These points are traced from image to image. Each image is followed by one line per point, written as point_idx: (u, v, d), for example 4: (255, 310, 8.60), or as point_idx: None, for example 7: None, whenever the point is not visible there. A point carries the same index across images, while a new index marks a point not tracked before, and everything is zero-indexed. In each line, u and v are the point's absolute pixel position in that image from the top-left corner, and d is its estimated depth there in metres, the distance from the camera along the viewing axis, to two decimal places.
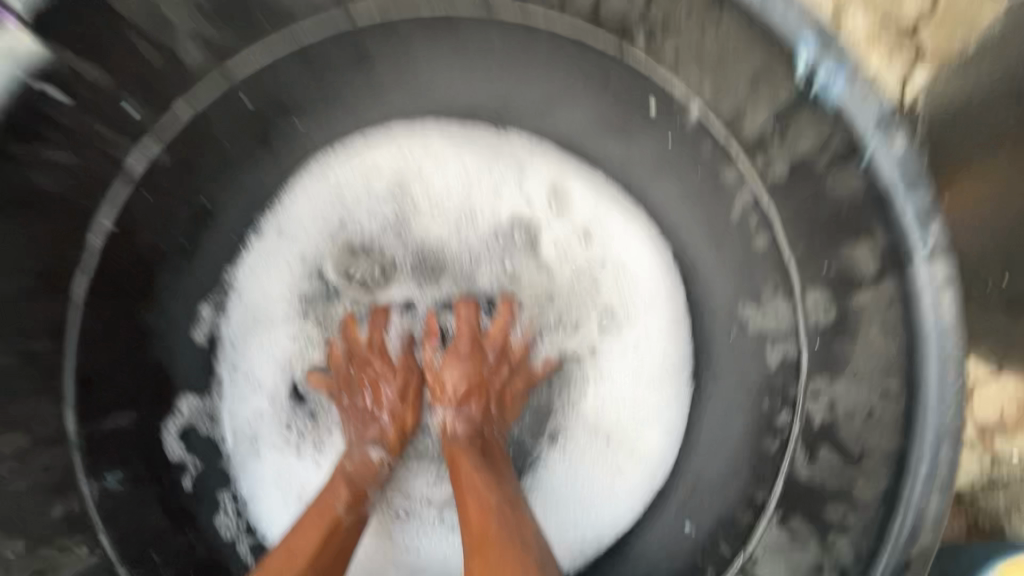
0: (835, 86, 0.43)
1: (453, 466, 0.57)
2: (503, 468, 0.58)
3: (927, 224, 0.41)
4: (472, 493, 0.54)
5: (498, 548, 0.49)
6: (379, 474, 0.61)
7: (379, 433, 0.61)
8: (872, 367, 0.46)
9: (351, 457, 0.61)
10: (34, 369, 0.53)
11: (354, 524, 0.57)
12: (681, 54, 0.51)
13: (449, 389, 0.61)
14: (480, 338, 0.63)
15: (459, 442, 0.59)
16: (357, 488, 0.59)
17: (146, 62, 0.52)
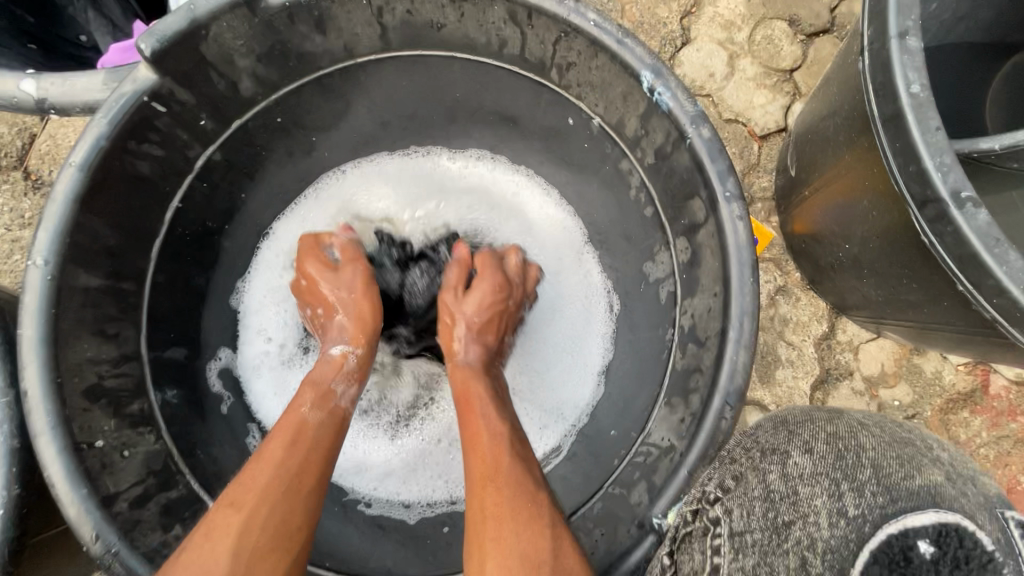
0: (666, 96, 0.65)
1: (469, 404, 0.73)
2: (508, 412, 0.74)
3: (726, 178, 0.63)
4: (487, 431, 0.69)
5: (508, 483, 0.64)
6: (342, 365, 0.77)
7: (339, 333, 0.79)
8: (709, 280, 0.67)
9: (321, 358, 0.78)
10: (122, 305, 0.72)
11: (321, 419, 0.70)
12: (581, 81, 0.75)
13: (467, 317, 0.81)
14: (506, 284, 0.84)
15: (473, 383, 0.75)
16: (321, 384, 0.74)
17: (216, 88, 0.73)
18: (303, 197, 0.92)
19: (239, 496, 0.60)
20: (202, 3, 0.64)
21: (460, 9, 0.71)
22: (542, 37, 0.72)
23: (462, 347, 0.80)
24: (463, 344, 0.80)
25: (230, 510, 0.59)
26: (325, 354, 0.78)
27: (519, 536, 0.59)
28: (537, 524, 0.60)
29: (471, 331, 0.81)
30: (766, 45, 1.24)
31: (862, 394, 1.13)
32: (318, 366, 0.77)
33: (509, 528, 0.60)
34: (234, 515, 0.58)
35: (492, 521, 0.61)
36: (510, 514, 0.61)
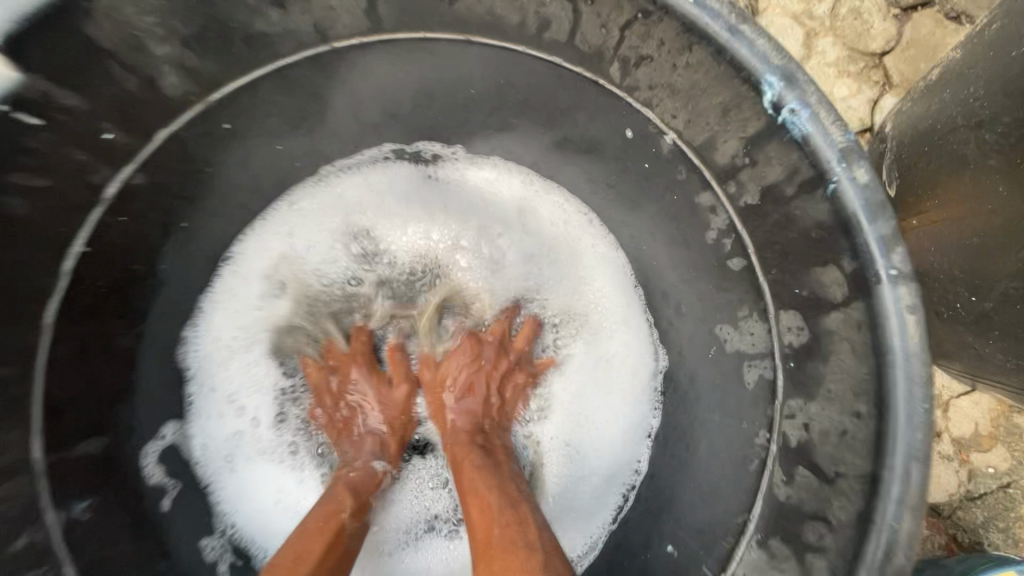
0: (803, 117, 0.43)
1: (459, 474, 0.58)
2: (509, 472, 0.58)
3: (891, 249, 0.42)
4: (472, 495, 0.55)
5: (501, 553, 0.48)
6: (381, 483, 0.62)
7: (377, 445, 0.64)
8: (842, 389, 0.47)
9: (354, 468, 0.61)
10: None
11: (355, 535, 0.56)
12: (655, 83, 0.53)
13: (443, 386, 0.66)
14: (478, 342, 0.67)
15: (459, 449, 0.60)
16: (361, 495, 0.58)
17: (123, 87, 0.50)
18: (275, 210, 0.67)
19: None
20: None
21: None
22: (605, 18, 0.48)
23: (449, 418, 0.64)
24: (448, 414, 0.64)
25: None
26: (365, 463, 0.62)
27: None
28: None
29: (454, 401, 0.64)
30: (851, 20, 1.00)
31: (950, 459, 0.95)
32: (351, 475, 0.61)
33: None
34: None
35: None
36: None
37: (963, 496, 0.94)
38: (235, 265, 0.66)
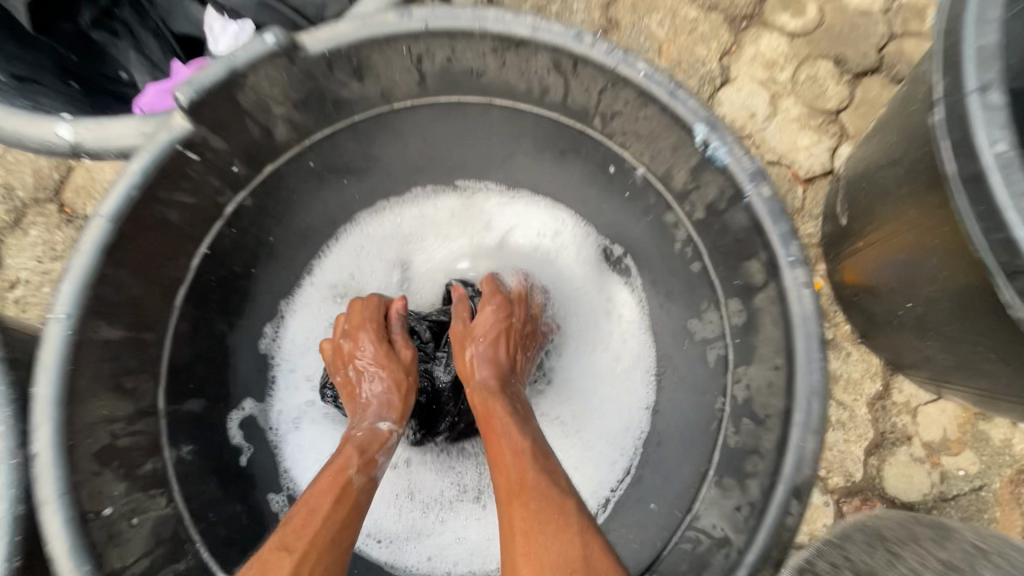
0: (721, 151, 0.61)
1: (489, 418, 0.71)
2: (529, 423, 0.71)
3: (789, 242, 0.58)
4: (508, 443, 0.67)
5: (535, 495, 0.62)
6: (386, 441, 0.74)
7: (383, 408, 0.77)
8: (767, 350, 0.62)
9: (361, 429, 0.74)
10: (143, 357, 0.69)
11: (364, 483, 0.69)
12: (625, 130, 0.72)
13: (472, 338, 0.78)
14: (507, 303, 0.80)
15: (491, 400, 0.72)
16: (367, 453, 0.71)
17: (250, 134, 0.71)
18: (352, 228, 0.90)
19: (291, 541, 0.59)
20: (242, 54, 0.63)
21: (502, 58, 0.68)
22: (587, 86, 0.68)
23: (474, 367, 0.76)
24: (475, 363, 0.76)
25: (283, 554, 0.58)
26: (368, 425, 0.75)
27: (550, 549, 0.57)
28: (568, 535, 0.57)
29: (483, 351, 0.77)
30: (810, 85, 1.22)
31: (923, 462, 1.04)
32: (358, 435, 0.73)
33: (541, 541, 0.58)
34: (288, 559, 0.58)
35: (522, 537, 0.59)
36: (539, 527, 0.59)
37: (936, 496, 1.03)
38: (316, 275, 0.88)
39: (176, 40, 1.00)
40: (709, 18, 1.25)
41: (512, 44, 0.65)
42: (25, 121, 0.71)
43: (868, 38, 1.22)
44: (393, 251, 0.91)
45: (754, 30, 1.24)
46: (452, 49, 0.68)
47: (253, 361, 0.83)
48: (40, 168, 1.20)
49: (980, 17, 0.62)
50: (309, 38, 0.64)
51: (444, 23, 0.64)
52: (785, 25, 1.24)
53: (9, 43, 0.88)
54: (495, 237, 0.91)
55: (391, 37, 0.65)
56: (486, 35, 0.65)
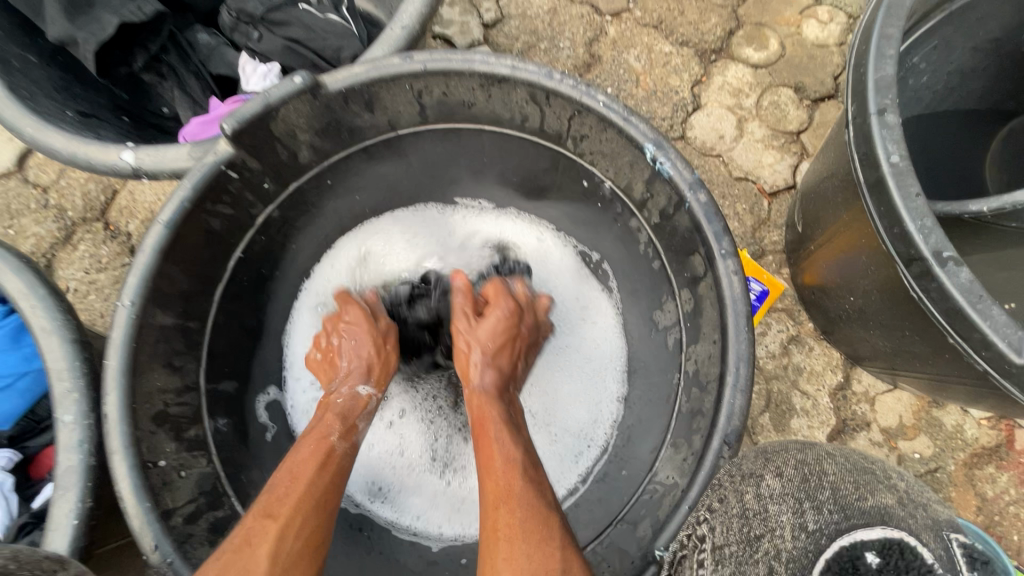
0: (667, 165, 0.74)
1: (485, 426, 0.80)
2: (521, 435, 0.80)
3: (721, 238, 0.70)
4: (502, 453, 0.76)
5: (521, 503, 0.70)
6: (366, 406, 0.86)
7: (364, 373, 0.87)
8: (709, 328, 0.74)
9: (342, 392, 0.85)
10: (188, 341, 0.82)
11: (345, 448, 0.80)
12: (593, 150, 0.85)
13: (480, 343, 0.87)
14: (517, 312, 0.90)
15: (488, 408, 0.82)
16: (348, 420, 0.82)
17: (280, 157, 0.85)
18: (358, 229, 1.04)
19: (275, 509, 0.69)
20: (275, 91, 0.77)
21: (488, 91, 0.82)
22: (559, 114, 0.82)
23: (477, 372, 0.86)
24: (477, 371, 0.86)
25: (269, 522, 0.68)
26: (350, 391, 0.86)
27: (529, 557, 0.64)
28: (548, 547, 0.65)
29: (487, 359, 0.86)
30: (773, 110, 1.36)
31: (881, 445, 1.14)
32: (341, 402, 0.84)
33: (520, 549, 0.65)
34: (272, 524, 0.67)
35: (504, 542, 0.67)
36: (523, 535, 0.66)
37: None
38: (326, 265, 1.02)
39: (213, 79, 1.16)
40: (681, 52, 1.41)
41: (495, 81, 0.80)
42: (94, 149, 0.86)
43: (824, 68, 1.37)
44: (398, 253, 1.04)
45: (721, 62, 1.40)
46: (447, 85, 0.82)
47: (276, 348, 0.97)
48: (89, 192, 1.37)
49: (880, 53, 0.74)
50: (329, 78, 0.79)
51: (439, 65, 0.78)
52: (749, 58, 1.39)
53: (75, 86, 1.06)
54: (484, 246, 1.06)
55: (396, 76, 0.79)
56: (474, 73, 0.79)
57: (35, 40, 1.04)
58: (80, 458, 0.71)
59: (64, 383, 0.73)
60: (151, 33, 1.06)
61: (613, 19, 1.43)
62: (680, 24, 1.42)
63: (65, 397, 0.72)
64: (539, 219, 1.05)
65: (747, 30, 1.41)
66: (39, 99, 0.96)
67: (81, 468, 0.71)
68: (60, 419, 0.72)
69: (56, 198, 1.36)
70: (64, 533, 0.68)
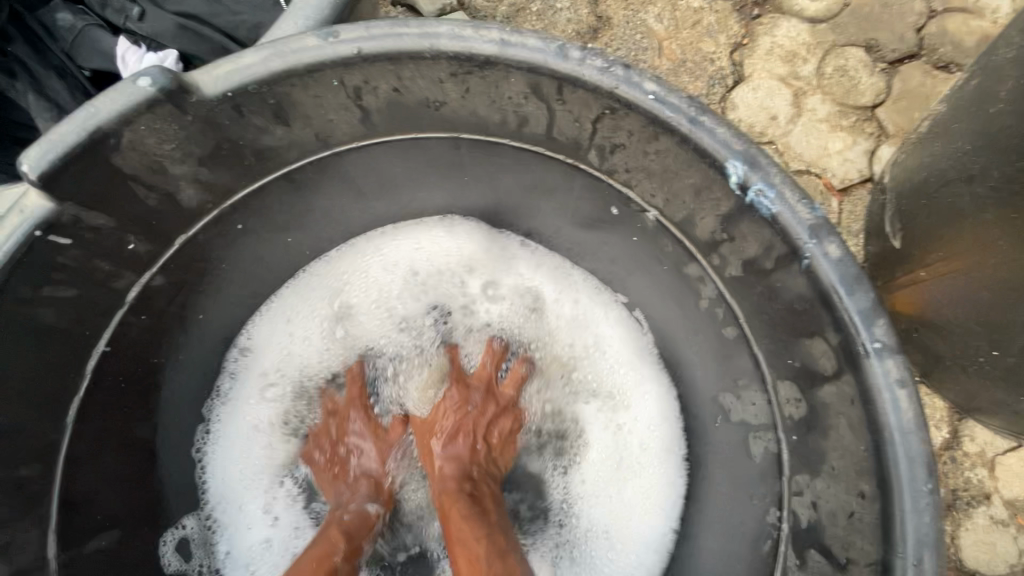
0: (766, 198, 0.45)
1: (446, 521, 0.62)
2: (491, 518, 0.62)
3: (872, 322, 0.42)
4: (462, 544, 0.59)
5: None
6: (375, 525, 0.67)
7: (371, 488, 0.68)
8: (845, 464, 0.45)
9: (348, 510, 0.66)
10: (18, 500, 0.53)
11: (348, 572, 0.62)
12: (631, 167, 0.55)
13: (433, 429, 0.69)
14: (466, 386, 0.69)
15: (447, 498, 0.63)
16: (352, 541, 0.63)
17: (146, 204, 0.55)
18: (299, 281, 0.72)
19: None
20: (109, 104, 0.47)
21: (465, 84, 0.52)
22: (578, 114, 0.52)
23: (435, 464, 0.67)
24: (436, 460, 0.67)
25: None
26: (357, 506, 0.66)
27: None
28: None
29: (442, 447, 0.67)
30: (838, 78, 1.05)
31: (1006, 524, 0.87)
32: (346, 519, 0.65)
33: None
34: None
35: None
36: None
37: None
38: (258, 333, 0.71)
39: (88, 77, 0.83)
40: (715, 7, 1.09)
41: (475, 66, 0.49)
42: None
43: (903, 18, 1.05)
44: (383, 297, 0.73)
45: (768, 18, 1.08)
46: (398, 78, 0.52)
47: None
48: None
49: None
50: (204, 77, 0.49)
51: (381, 45, 0.48)
52: (804, 10, 1.07)
53: None
54: (481, 288, 0.73)
55: (314, 67, 0.49)
56: (440, 56, 0.48)
57: None
58: None
59: None
60: None
61: None
62: None
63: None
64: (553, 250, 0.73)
65: None
66: None
67: None
68: None
69: None
70: None
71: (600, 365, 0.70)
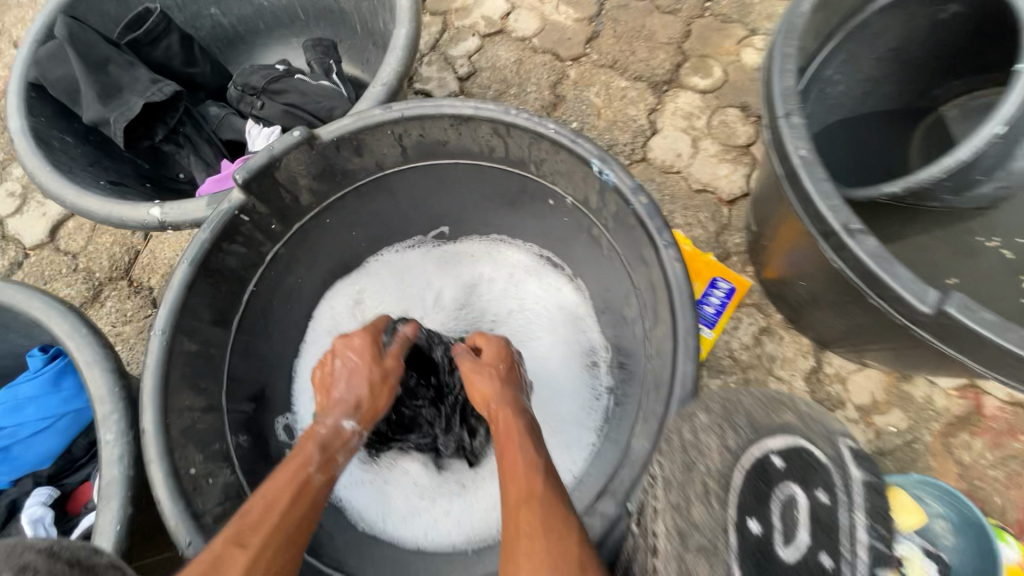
0: (611, 176, 0.86)
1: (508, 437, 0.80)
2: (542, 443, 0.79)
3: (662, 231, 0.82)
4: (524, 459, 0.75)
5: (540, 503, 0.69)
6: (348, 441, 0.84)
7: (352, 408, 0.87)
8: (664, 313, 0.84)
9: (326, 425, 0.84)
10: (210, 366, 0.93)
11: (322, 480, 0.78)
12: (552, 172, 0.98)
13: (479, 369, 0.90)
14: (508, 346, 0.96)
15: (511, 422, 0.82)
16: (328, 453, 0.81)
17: (284, 201, 0.99)
18: (355, 270, 1.17)
19: (245, 539, 0.66)
20: (278, 145, 0.92)
21: (458, 130, 0.97)
22: (520, 143, 0.96)
23: (495, 395, 0.86)
24: (491, 392, 0.87)
25: (238, 552, 0.65)
26: (333, 423, 0.85)
27: (549, 549, 0.64)
28: (565, 542, 0.65)
29: (501, 385, 0.88)
30: (723, 128, 1.51)
31: (858, 422, 1.20)
32: (323, 432, 0.83)
33: (541, 545, 0.64)
34: (240, 555, 0.64)
35: (525, 539, 0.66)
36: (542, 531, 0.66)
37: (874, 452, 1.18)
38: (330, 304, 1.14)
39: (223, 144, 1.33)
40: (636, 86, 1.58)
41: (463, 120, 0.94)
42: (127, 209, 1.00)
43: None
44: (408, 281, 1.18)
45: (673, 91, 1.56)
46: (423, 128, 0.97)
47: (288, 371, 1.09)
48: (115, 254, 1.52)
49: (781, 70, 0.89)
50: (323, 130, 0.94)
51: (414, 112, 0.93)
52: (697, 85, 1.56)
53: (105, 159, 1.23)
54: (470, 272, 1.19)
55: (380, 124, 0.94)
56: (445, 116, 0.94)
57: (72, 124, 1.20)
58: (120, 469, 0.79)
59: (105, 407, 0.83)
60: (166, 109, 1.24)
61: (573, 63, 1.63)
62: (633, 63, 1.60)
63: (106, 418, 0.82)
64: (512, 244, 1.19)
65: (693, 62, 1.59)
66: (76, 172, 1.13)
67: (121, 479, 0.79)
68: (102, 438, 0.81)
69: (86, 263, 1.52)
70: (108, 535, 0.76)
71: (544, 315, 1.14)
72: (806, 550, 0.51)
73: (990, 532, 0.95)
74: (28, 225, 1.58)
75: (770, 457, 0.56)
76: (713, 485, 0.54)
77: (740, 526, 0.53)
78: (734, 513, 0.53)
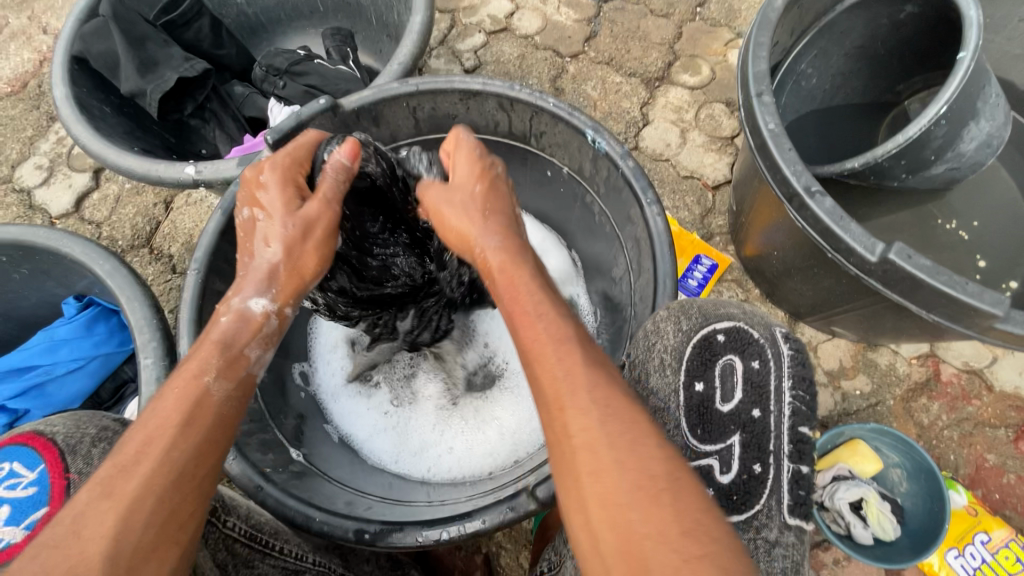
0: (603, 144, 0.97)
1: (512, 292, 0.67)
2: (552, 295, 0.67)
3: (647, 192, 0.93)
4: (544, 330, 0.62)
5: (577, 394, 0.56)
6: (261, 328, 0.73)
7: (265, 284, 0.74)
8: (647, 265, 0.94)
9: (234, 310, 0.72)
10: None
11: (224, 381, 0.67)
12: (551, 144, 1.09)
13: (451, 195, 0.79)
14: (477, 155, 0.82)
15: (507, 269, 0.70)
16: (230, 353, 0.69)
17: None
18: None
19: (114, 487, 0.56)
20: (305, 110, 1.03)
21: (467, 104, 1.08)
22: (522, 116, 1.07)
23: (478, 233, 0.74)
24: (474, 231, 0.75)
25: (105, 503, 0.55)
26: (239, 306, 0.73)
27: (621, 464, 0.51)
28: (643, 448, 0.52)
29: (482, 217, 0.76)
30: (709, 121, 1.64)
31: (827, 386, 1.30)
32: (228, 323, 0.72)
33: (607, 456, 0.52)
34: (105, 506, 0.55)
35: (584, 452, 0.53)
36: (605, 439, 0.53)
37: (840, 412, 1.28)
38: None
39: (246, 120, 1.43)
40: (631, 81, 1.71)
41: (472, 95, 1.05)
42: (163, 167, 1.10)
43: None
44: None
45: (664, 86, 1.69)
46: (435, 101, 1.08)
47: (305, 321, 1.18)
48: (137, 224, 1.62)
49: (755, 55, 1.01)
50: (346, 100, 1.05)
51: (428, 85, 1.04)
52: (687, 81, 1.69)
53: (136, 129, 1.32)
54: None
55: (396, 96, 1.05)
56: (455, 90, 1.05)
57: (108, 96, 1.30)
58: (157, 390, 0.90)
59: (144, 336, 0.93)
60: (196, 85, 1.34)
61: (572, 59, 1.75)
62: (627, 60, 1.73)
63: (146, 345, 0.92)
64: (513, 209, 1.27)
65: (683, 61, 1.71)
66: (113, 137, 1.23)
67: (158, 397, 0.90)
68: (142, 362, 0.91)
69: (109, 231, 1.61)
70: None
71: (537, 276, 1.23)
72: (739, 405, 0.78)
73: (940, 480, 1.04)
74: (54, 195, 1.67)
75: (716, 334, 0.81)
76: (669, 359, 0.81)
77: (687, 387, 0.79)
78: (682, 379, 0.80)
